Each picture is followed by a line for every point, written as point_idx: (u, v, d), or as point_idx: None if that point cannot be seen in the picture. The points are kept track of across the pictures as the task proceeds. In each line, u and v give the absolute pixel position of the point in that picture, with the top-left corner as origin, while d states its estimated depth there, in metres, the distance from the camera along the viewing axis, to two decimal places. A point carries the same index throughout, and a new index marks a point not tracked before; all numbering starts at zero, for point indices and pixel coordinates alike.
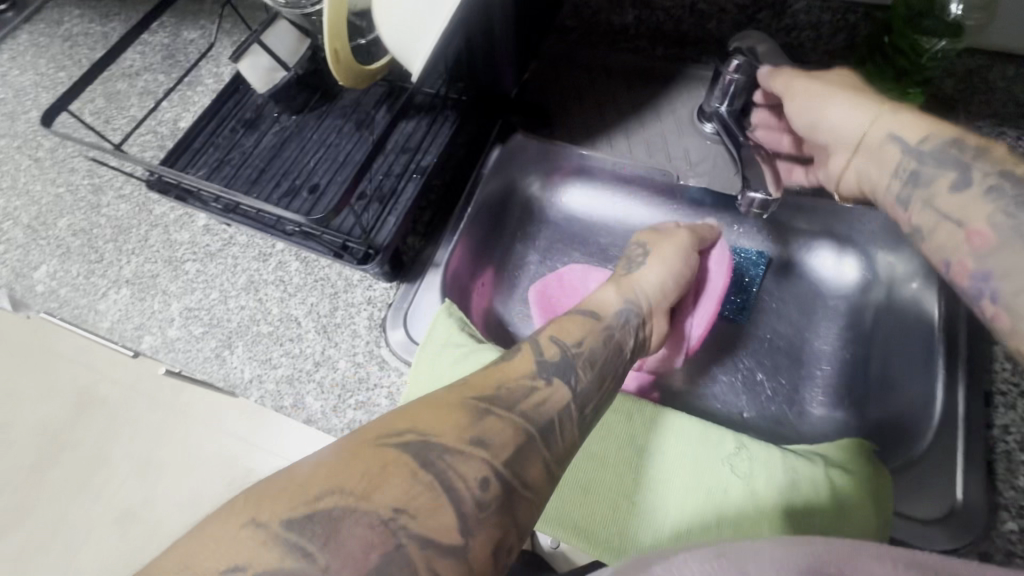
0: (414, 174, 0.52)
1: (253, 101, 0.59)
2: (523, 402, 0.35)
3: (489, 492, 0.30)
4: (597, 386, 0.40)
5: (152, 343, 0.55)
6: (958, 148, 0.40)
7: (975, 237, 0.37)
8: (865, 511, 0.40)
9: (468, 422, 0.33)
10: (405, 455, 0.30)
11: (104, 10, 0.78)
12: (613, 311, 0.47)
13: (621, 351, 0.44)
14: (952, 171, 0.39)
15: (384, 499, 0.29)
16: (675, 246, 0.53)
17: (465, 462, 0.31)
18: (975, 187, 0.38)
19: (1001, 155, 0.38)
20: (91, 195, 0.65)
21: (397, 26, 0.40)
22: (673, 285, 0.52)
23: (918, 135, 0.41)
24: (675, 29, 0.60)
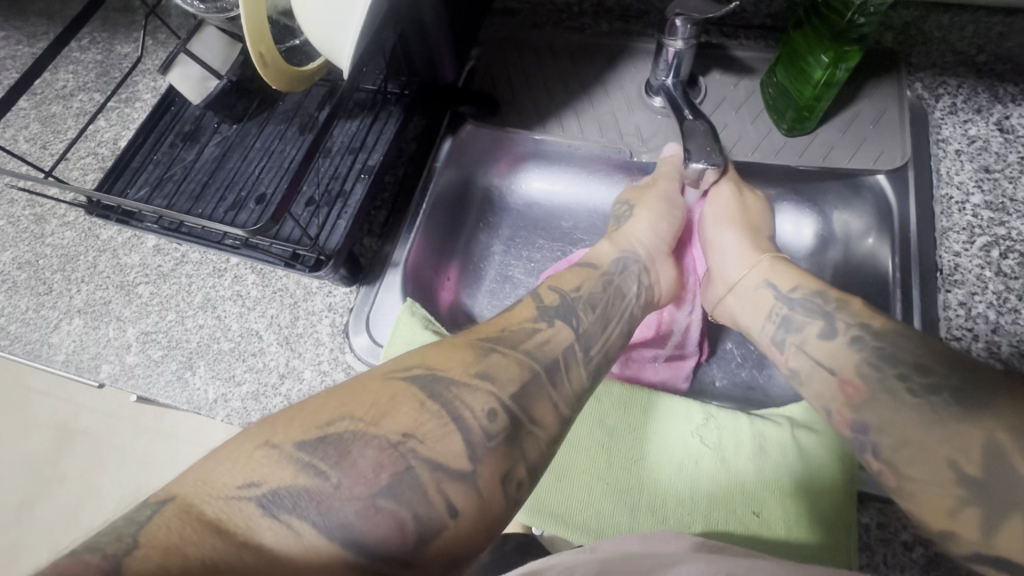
0: (361, 175, 0.51)
1: (190, 112, 0.57)
2: (528, 342, 0.37)
3: (497, 423, 0.32)
4: (602, 327, 0.42)
5: (110, 371, 0.54)
6: (822, 298, 0.44)
7: (849, 380, 0.39)
8: (831, 468, 0.41)
9: (474, 359, 0.34)
10: (413, 386, 0.32)
11: (32, 29, 0.74)
12: (610, 260, 0.49)
13: (625, 299, 0.46)
14: (824, 320, 0.43)
15: (393, 425, 0.30)
16: (660, 198, 0.54)
17: (471, 394, 0.32)
18: (850, 343, 0.40)
19: (860, 309, 0.42)
20: (34, 225, 0.62)
21: (322, 12, 0.38)
22: (665, 226, 0.53)
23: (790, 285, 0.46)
24: (617, 3, 0.60)
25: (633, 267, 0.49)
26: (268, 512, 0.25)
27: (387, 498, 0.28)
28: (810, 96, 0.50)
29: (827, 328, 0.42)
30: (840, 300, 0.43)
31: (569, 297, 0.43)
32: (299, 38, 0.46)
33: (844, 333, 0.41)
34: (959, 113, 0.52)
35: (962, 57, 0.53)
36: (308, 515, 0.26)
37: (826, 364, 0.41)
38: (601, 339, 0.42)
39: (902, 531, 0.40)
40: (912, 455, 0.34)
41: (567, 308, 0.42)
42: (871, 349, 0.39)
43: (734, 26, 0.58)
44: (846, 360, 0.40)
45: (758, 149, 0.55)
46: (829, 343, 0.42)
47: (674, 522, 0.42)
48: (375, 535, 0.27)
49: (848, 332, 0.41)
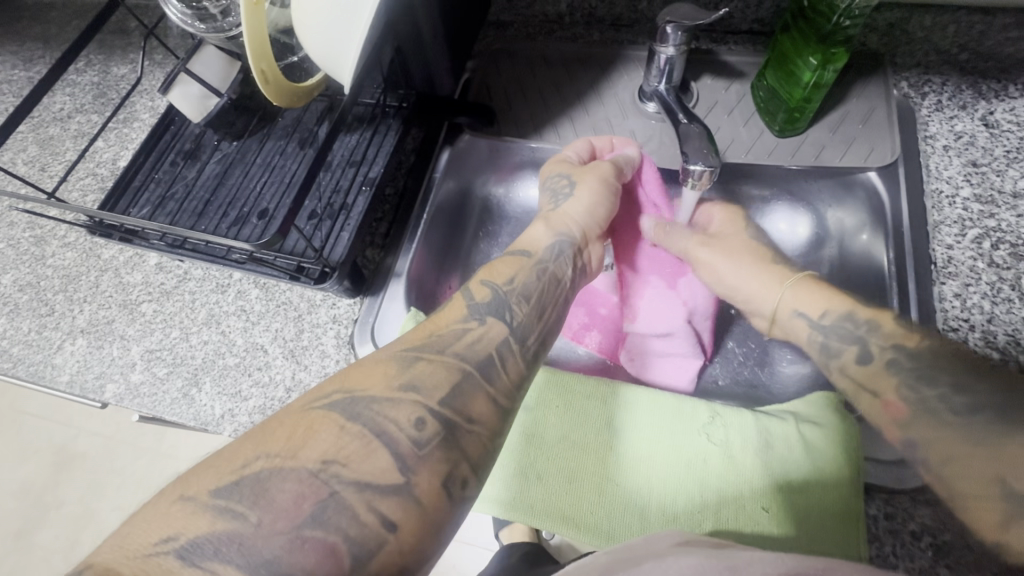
0: (363, 188, 0.52)
1: (190, 131, 0.57)
2: (457, 343, 0.37)
3: (426, 431, 0.32)
4: (536, 318, 0.42)
5: (115, 391, 0.54)
6: (853, 321, 0.47)
7: (893, 408, 0.43)
8: (838, 462, 0.42)
9: (398, 370, 0.34)
10: (333, 413, 0.32)
11: (28, 54, 0.75)
12: (545, 246, 0.48)
13: (560, 284, 0.46)
14: (854, 345, 0.47)
15: (312, 454, 0.30)
16: (599, 180, 0.52)
17: (397, 408, 0.32)
18: (876, 361, 0.45)
19: (892, 329, 0.45)
20: (34, 247, 0.62)
21: (319, 33, 0.39)
22: (602, 208, 0.52)
23: (818, 310, 0.49)
24: (608, 13, 0.61)
25: (568, 251, 0.49)
26: (188, 563, 0.26)
27: (314, 527, 0.28)
28: (799, 98, 0.52)
29: (860, 353, 0.46)
30: (870, 321, 0.46)
31: (502, 289, 0.42)
32: (296, 55, 0.47)
33: (881, 356, 0.45)
34: (945, 111, 0.54)
35: (945, 55, 0.55)
36: (228, 558, 0.26)
37: (865, 389, 0.45)
38: (539, 329, 0.41)
39: (910, 521, 0.40)
40: (954, 467, 0.38)
41: (499, 303, 0.41)
42: (906, 370, 0.43)
43: (723, 32, 0.59)
44: (887, 381, 0.44)
45: (751, 151, 0.56)
46: (864, 369, 0.46)
47: (684, 521, 0.42)
48: (306, 565, 0.27)
49: (883, 356, 0.45)
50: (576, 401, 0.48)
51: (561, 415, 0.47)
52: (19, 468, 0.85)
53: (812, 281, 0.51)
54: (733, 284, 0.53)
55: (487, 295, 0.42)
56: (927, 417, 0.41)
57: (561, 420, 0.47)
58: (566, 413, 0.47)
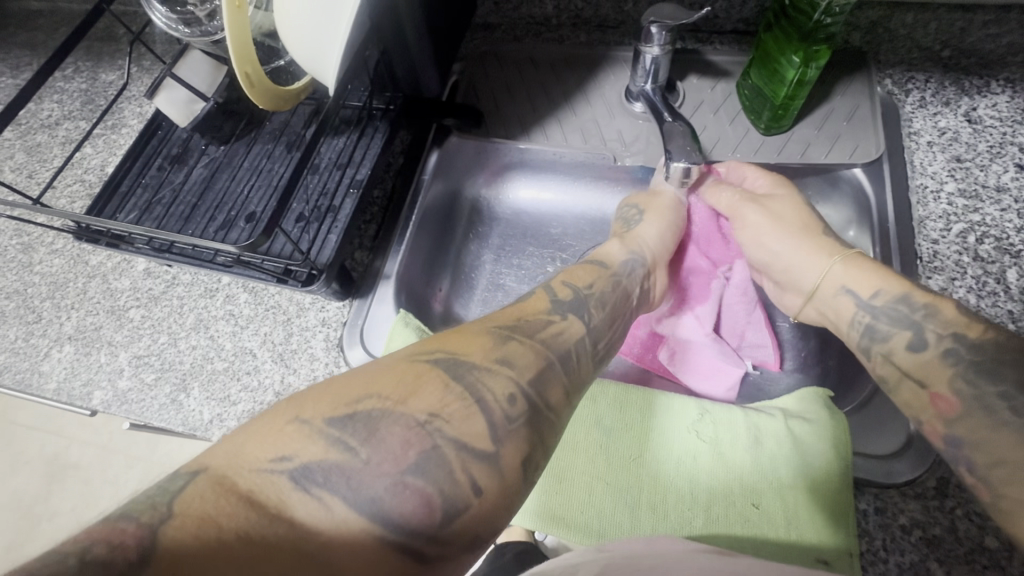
0: (350, 190, 0.52)
1: (178, 135, 0.57)
2: (543, 333, 0.37)
3: (517, 407, 0.32)
4: (608, 324, 0.43)
5: (103, 398, 0.53)
6: (907, 305, 0.42)
7: (942, 402, 0.38)
8: (827, 458, 0.42)
9: (494, 345, 0.35)
10: (437, 369, 0.32)
11: (16, 61, 0.75)
12: (617, 262, 0.49)
13: (630, 302, 0.47)
14: (907, 330, 0.41)
15: (420, 405, 0.30)
16: (668, 207, 0.53)
17: (493, 379, 0.32)
18: (932, 349, 0.40)
19: (952, 316, 0.40)
20: (21, 254, 0.62)
21: (304, 37, 0.39)
22: (671, 233, 0.53)
23: (870, 289, 0.44)
24: (595, 14, 0.61)
25: (639, 272, 0.49)
26: (300, 486, 0.25)
27: (415, 476, 0.27)
28: (783, 96, 0.52)
29: (916, 338, 0.41)
30: (927, 305, 0.41)
31: (583, 293, 0.43)
32: (283, 59, 0.47)
33: (936, 344, 0.39)
34: (929, 107, 0.54)
35: (928, 52, 0.55)
36: (336, 488, 0.26)
37: (914, 376, 0.40)
38: (608, 336, 0.42)
39: (900, 515, 0.40)
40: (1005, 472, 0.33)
41: (579, 302, 0.42)
42: (965, 361, 0.37)
43: (709, 32, 0.60)
44: (940, 372, 0.38)
45: (738, 149, 0.56)
46: (919, 356, 0.40)
47: (675, 518, 0.42)
48: (405, 511, 0.26)
49: (940, 344, 0.39)
50: None
51: None
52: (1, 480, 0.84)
53: (863, 256, 0.46)
54: (779, 253, 0.51)
55: (567, 295, 0.42)
56: (982, 414, 0.35)
57: None
58: None
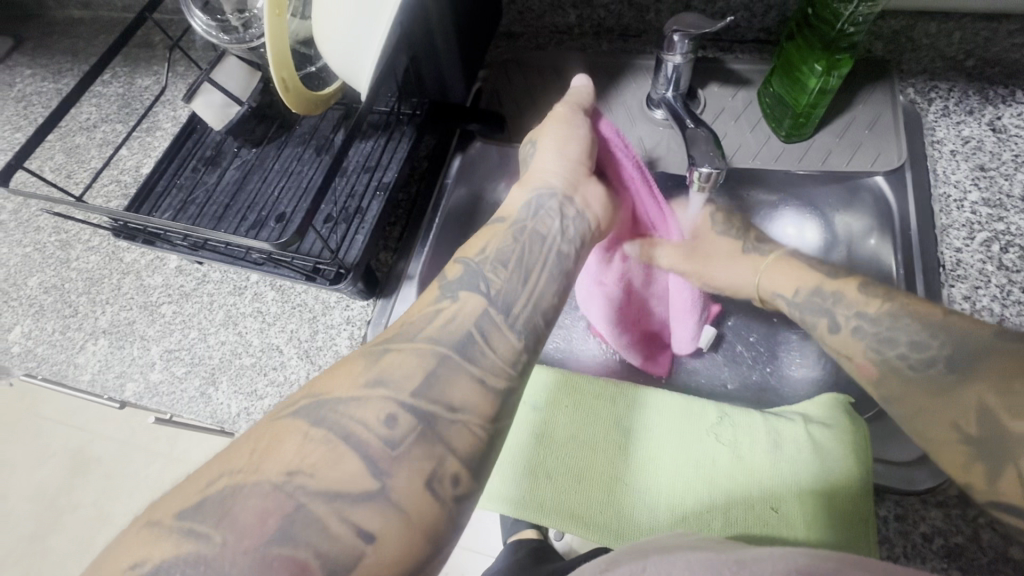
0: (377, 192, 0.53)
1: (212, 139, 0.59)
2: (428, 328, 0.36)
3: (397, 429, 0.31)
4: (520, 280, 0.39)
5: (135, 389, 0.55)
6: (820, 296, 0.48)
7: (865, 370, 0.45)
8: (847, 465, 0.42)
9: (366, 367, 0.34)
10: (297, 422, 0.31)
11: (57, 67, 0.78)
12: (519, 206, 0.43)
13: (545, 241, 0.42)
14: (824, 316, 0.48)
15: (275, 466, 0.29)
16: (558, 122, 0.45)
17: (363, 407, 0.32)
18: (845, 329, 0.46)
19: (855, 296, 0.47)
20: (59, 250, 0.65)
21: (340, 43, 0.41)
22: (574, 145, 0.44)
23: (791, 289, 0.50)
24: (616, 23, 0.62)
25: (549, 204, 0.43)
26: None
27: (281, 543, 0.27)
28: (805, 104, 0.52)
29: (831, 323, 0.47)
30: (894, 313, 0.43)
31: (474, 263, 0.40)
32: (314, 65, 0.49)
33: (846, 323, 0.46)
34: (952, 116, 0.54)
35: (951, 62, 0.55)
36: None
37: (842, 354, 0.47)
38: (526, 294, 0.39)
39: (920, 523, 0.41)
40: (923, 418, 0.40)
41: (472, 274, 0.39)
42: (869, 334, 0.45)
43: (729, 41, 0.60)
44: (854, 347, 0.45)
45: (758, 156, 0.57)
46: (838, 337, 0.47)
47: (692, 519, 0.43)
48: None
49: (849, 324, 0.46)
50: (587, 402, 0.48)
51: (569, 413, 0.48)
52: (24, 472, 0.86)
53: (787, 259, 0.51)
54: (724, 277, 0.53)
55: (458, 273, 0.40)
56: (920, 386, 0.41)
57: (570, 418, 0.48)
58: (575, 413, 0.48)
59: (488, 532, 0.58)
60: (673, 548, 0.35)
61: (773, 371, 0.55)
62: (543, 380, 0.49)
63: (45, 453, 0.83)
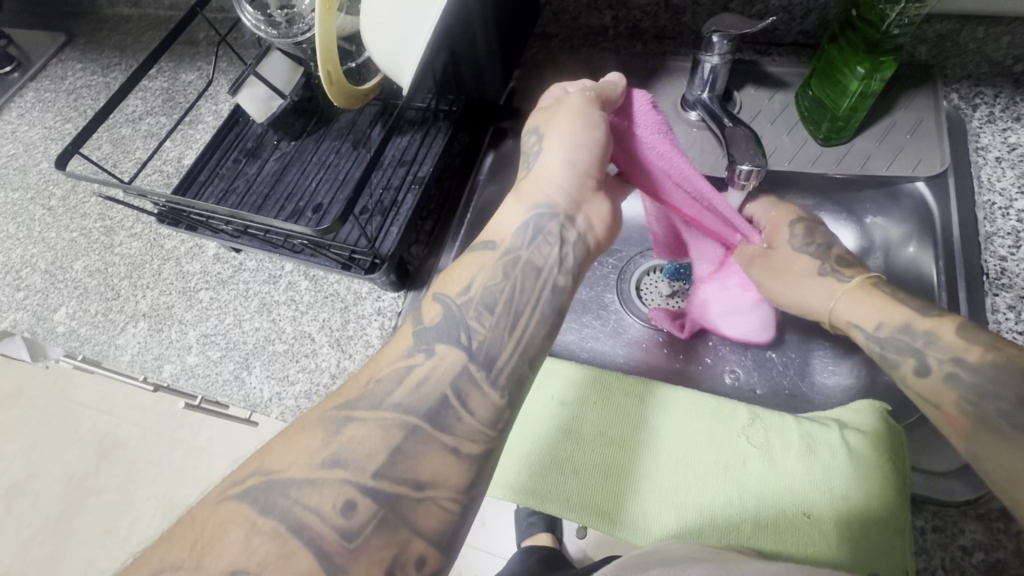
0: (412, 186, 0.54)
1: (253, 131, 0.61)
2: (396, 393, 0.33)
3: (356, 519, 0.29)
4: (512, 338, 0.36)
5: (172, 371, 0.57)
6: (908, 333, 0.42)
7: (956, 424, 0.38)
8: (882, 467, 0.42)
9: (323, 442, 0.31)
10: (242, 506, 0.29)
11: (106, 61, 0.81)
12: (514, 229, 0.39)
13: (540, 273, 0.38)
14: (911, 356, 0.41)
15: (218, 565, 0.27)
16: (571, 116, 0.40)
17: (318, 493, 0.30)
18: (935, 374, 0.40)
19: (951, 341, 0.40)
20: (104, 236, 0.67)
21: (385, 39, 0.42)
22: (585, 151, 0.40)
23: (873, 321, 0.43)
24: (652, 25, 0.61)
25: (548, 226, 0.39)
26: None
27: None
28: (844, 107, 0.52)
29: (919, 365, 0.41)
30: (927, 333, 0.41)
31: (456, 303, 0.37)
32: (355, 61, 0.50)
33: (939, 368, 0.40)
34: (998, 122, 0.54)
35: (999, 67, 0.54)
36: None
37: (927, 401, 0.40)
38: (510, 346, 0.36)
39: (960, 535, 0.40)
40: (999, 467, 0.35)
41: (451, 322, 0.36)
42: (967, 384, 0.38)
43: (766, 44, 0.60)
44: (944, 395, 0.39)
45: (794, 159, 0.56)
46: (925, 382, 0.40)
47: (721, 522, 0.42)
48: None
49: (942, 369, 0.39)
50: (617, 397, 0.48)
51: (597, 410, 0.48)
52: None
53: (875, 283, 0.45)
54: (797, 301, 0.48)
55: (434, 318, 0.36)
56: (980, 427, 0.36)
57: (598, 414, 0.48)
58: (604, 409, 0.48)
59: (503, 535, 0.60)
60: (667, 561, 0.36)
61: (808, 376, 0.54)
62: (570, 379, 0.49)
63: None
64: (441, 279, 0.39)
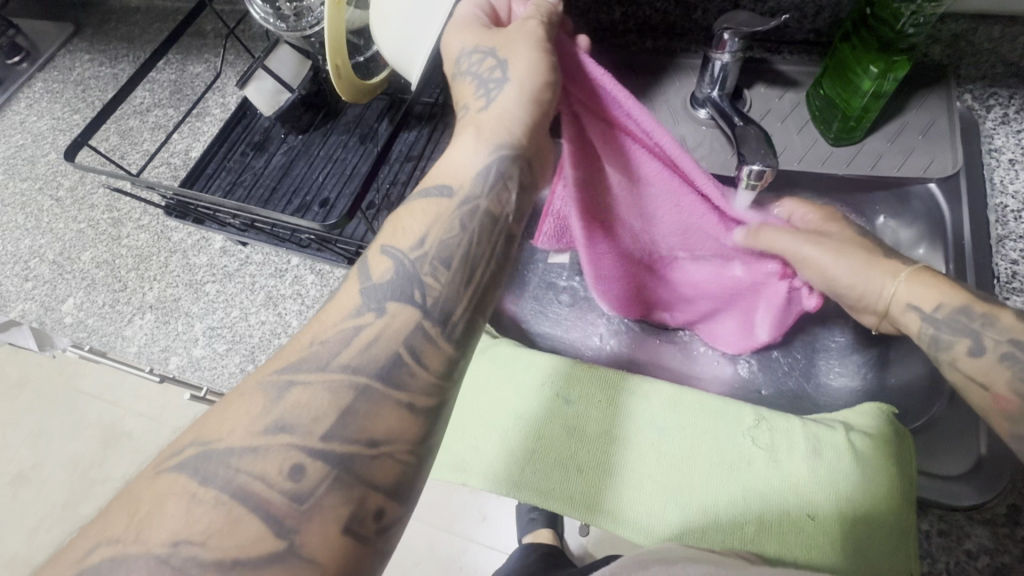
0: (419, 182, 0.55)
1: (260, 124, 0.61)
2: (344, 353, 0.31)
3: (304, 482, 0.28)
4: (466, 287, 0.35)
5: (179, 363, 0.57)
6: (940, 308, 0.40)
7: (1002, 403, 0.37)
8: (889, 471, 0.41)
9: (264, 408, 0.30)
10: (181, 475, 0.28)
11: (113, 52, 0.81)
12: (472, 173, 0.37)
13: (497, 223, 0.36)
14: (964, 338, 0.39)
15: (158, 536, 0.26)
16: (532, 44, 0.38)
17: (261, 460, 0.28)
18: (987, 355, 0.38)
19: (1009, 321, 0.38)
20: (111, 228, 0.67)
21: (391, 34, 0.41)
22: (547, 87, 0.37)
23: (930, 303, 0.40)
24: (662, 22, 0.60)
25: (508, 172, 0.37)
26: None
27: None
28: (856, 107, 0.51)
29: (971, 346, 0.39)
30: (985, 314, 0.39)
31: (408, 257, 0.34)
32: (363, 55, 0.50)
33: (991, 349, 0.38)
34: (1011, 123, 0.53)
35: (1015, 68, 0.53)
36: None
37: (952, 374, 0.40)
38: (468, 297, 0.35)
39: (965, 540, 0.41)
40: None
41: (404, 278, 0.34)
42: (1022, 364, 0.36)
43: (777, 42, 0.58)
44: (998, 376, 0.37)
45: (804, 159, 0.55)
46: (977, 362, 0.38)
47: (726, 524, 0.42)
48: None
49: (996, 348, 0.38)
50: (622, 397, 0.48)
51: (602, 408, 0.48)
52: (56, 444, 0.87)
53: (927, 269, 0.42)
54: (843, 285, 0.43)
55: (383, 275, 0.34)
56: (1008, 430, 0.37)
57: (602, 413, 0.48)
58: (610, 409, 0.48)
59: (504, 530, 0.63)
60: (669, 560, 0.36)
61: (816, 378, 0.54)
62: (567, 374, 0.49)
63: (76, 426, 0.84)
64: (391, 228, 0.36)
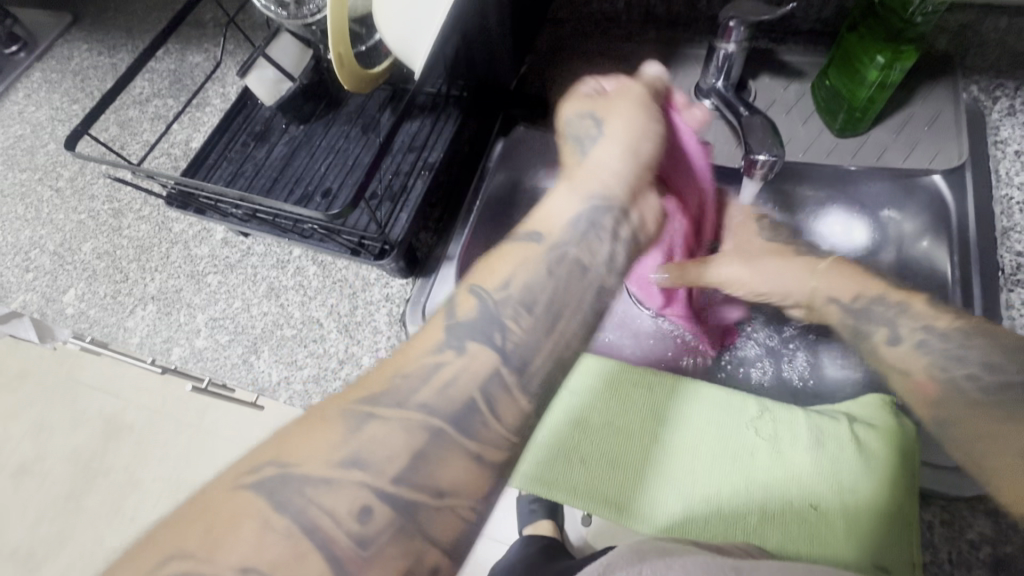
0: (422, 172, 0.54)
1: (262, 114, 0.60)
2: (425, 391, 0.32)
3: (371, 524, 0.29)
4: (546, 336, 0.35)
5: (181, 353, 0.57)
6: (891, 306, 0.47)
7: (921, 388, 0.44)
8: (889, 459, 0.42)
9: (344, 439, 0.30)
10: (256, 498, 0.28)
11: (111, 42, 0.81)
12: (567, 222, 0.39)
13: (587, 271, 0.38)
14: (884, 327, 0.47)
15: (229, 560, 0.26)
16: (637, 107, 0.44)
17: (336, 494, 0.29)
18: (906, 343, 0.46)
19: (922, 309, 0.46)
20: (112, 218, 0.67)
21: (396, 23, 0.41)
22: (642, 145, 0.43)
23: (851, 295, 0.49)
24: (666, 11, 0.60)
25: (601, 224, 0.39)
26: None
27: None
28: (863, 97, 0.51)
29: (890, 335, 0.47)
30: (900, 302, 0.47)
31: (493, 299, 0.36)
32: (365, 44, 0.50)
33: (910, 337, 0.45)
34: (1018, 115, 0.53)
35: (1020, 58, 0.53)
36: None
37: (895, 367, 0.46)
38: (548, 345, 0.35)
39: (968, 530, 0.41)
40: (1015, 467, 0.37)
41: (487, 321, 0.35)
42: (936, 350, 0.44)
43: (783, 32, 0.58)
44: (915, 363, 0.45)
45: (808, 151, 0.55)
46: (897, 351, 0.46)
47: (730, 514, 0.42)
48: None
49: (913, 336, 0.45)
50: (626, 389, 0.48)
51: (607, 400, 0.48)
52: None
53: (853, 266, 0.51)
54: (775, 284, 0.52)
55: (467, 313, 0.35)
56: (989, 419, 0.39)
57: (607, 405, 0.48)
58: (613, 401, 0.48)
59: (505, 520, 0.63)
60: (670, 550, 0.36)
61: (817, 367, 0.54)
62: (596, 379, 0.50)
63: None
64: (482, 269, 0.38)
